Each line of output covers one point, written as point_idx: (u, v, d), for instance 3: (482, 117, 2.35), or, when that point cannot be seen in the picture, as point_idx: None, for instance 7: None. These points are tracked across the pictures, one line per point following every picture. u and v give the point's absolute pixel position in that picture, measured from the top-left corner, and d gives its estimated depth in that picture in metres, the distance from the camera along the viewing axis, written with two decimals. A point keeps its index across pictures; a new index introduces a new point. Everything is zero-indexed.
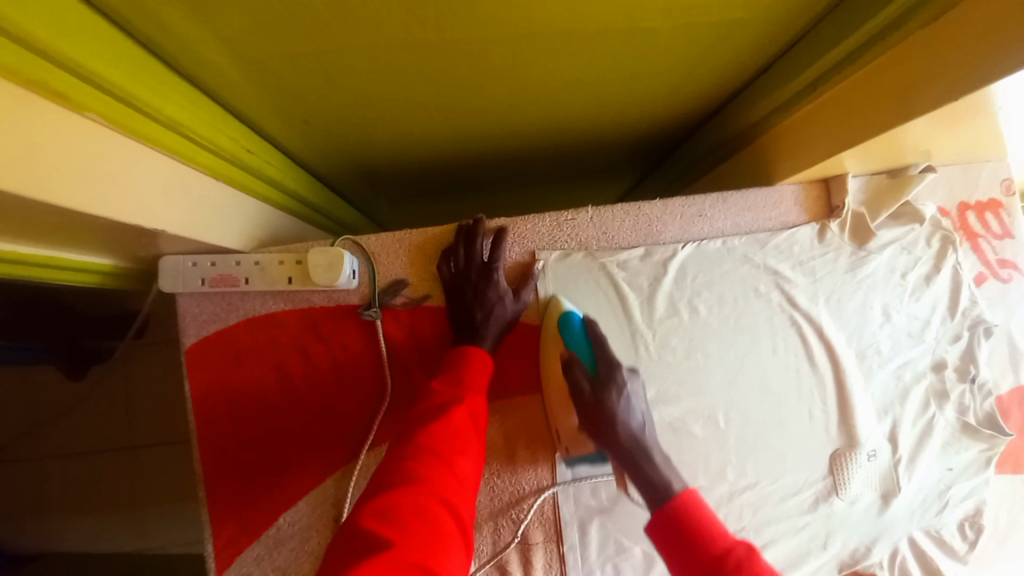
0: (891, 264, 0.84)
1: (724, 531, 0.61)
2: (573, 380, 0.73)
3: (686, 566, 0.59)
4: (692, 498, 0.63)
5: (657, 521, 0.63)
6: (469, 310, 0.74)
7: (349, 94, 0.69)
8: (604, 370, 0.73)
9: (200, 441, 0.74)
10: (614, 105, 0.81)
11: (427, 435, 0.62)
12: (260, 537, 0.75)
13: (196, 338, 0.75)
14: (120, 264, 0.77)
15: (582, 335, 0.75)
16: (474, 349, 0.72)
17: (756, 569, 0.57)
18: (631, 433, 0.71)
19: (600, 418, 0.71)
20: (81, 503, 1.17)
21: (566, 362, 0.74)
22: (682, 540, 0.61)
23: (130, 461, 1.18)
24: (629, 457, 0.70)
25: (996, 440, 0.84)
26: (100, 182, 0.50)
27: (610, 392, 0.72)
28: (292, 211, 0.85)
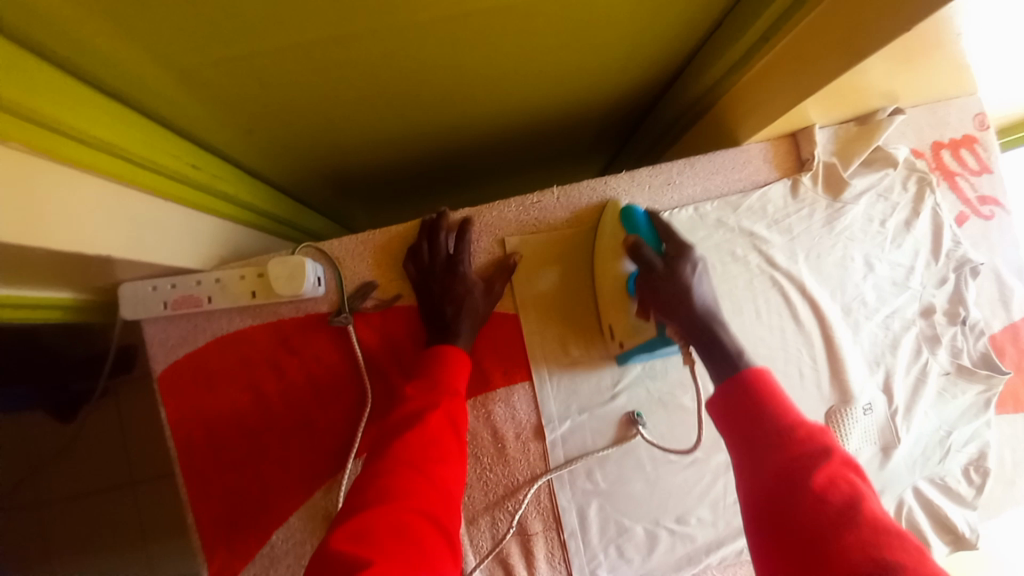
0: (868, 213, 0.82)
1: (794, 407, 0.59)
2: (641, 260, 0.69)
3: (748, 433, 0.58)
4: (762, 373, 0.61)
5: (721, 391, 0.61)
6: (440, 306, 0.72)
7: (292, 98, 0.68)
8: (672, 246, 0.70)
9: (182, 468, 0.73)
10: (567, 82, 0.79)
11: (403, 446, 0.61)
12: (254, 557, 0.74)
13: (166, 365, 0.73)
14: (80, 297, 0.75)
15: (645, 222, 0.72)
16: (448, 347, 0.70)
17: (823, 441, 0.56)
18: (705, 303, 0.67)
19: (673, 292, 0.67)
20: (85, 545, 1.16)
21: (633, 246, 0.69)
22: (749, 409, 0.59)
23: (130, 498, 1.17)
24: (701, 326, 0.66)
25: (993, 380, 0.83)
26: (43, 215, 0.48)
27: (682, 264, 0.69)
28: (253, 225, 0.83)
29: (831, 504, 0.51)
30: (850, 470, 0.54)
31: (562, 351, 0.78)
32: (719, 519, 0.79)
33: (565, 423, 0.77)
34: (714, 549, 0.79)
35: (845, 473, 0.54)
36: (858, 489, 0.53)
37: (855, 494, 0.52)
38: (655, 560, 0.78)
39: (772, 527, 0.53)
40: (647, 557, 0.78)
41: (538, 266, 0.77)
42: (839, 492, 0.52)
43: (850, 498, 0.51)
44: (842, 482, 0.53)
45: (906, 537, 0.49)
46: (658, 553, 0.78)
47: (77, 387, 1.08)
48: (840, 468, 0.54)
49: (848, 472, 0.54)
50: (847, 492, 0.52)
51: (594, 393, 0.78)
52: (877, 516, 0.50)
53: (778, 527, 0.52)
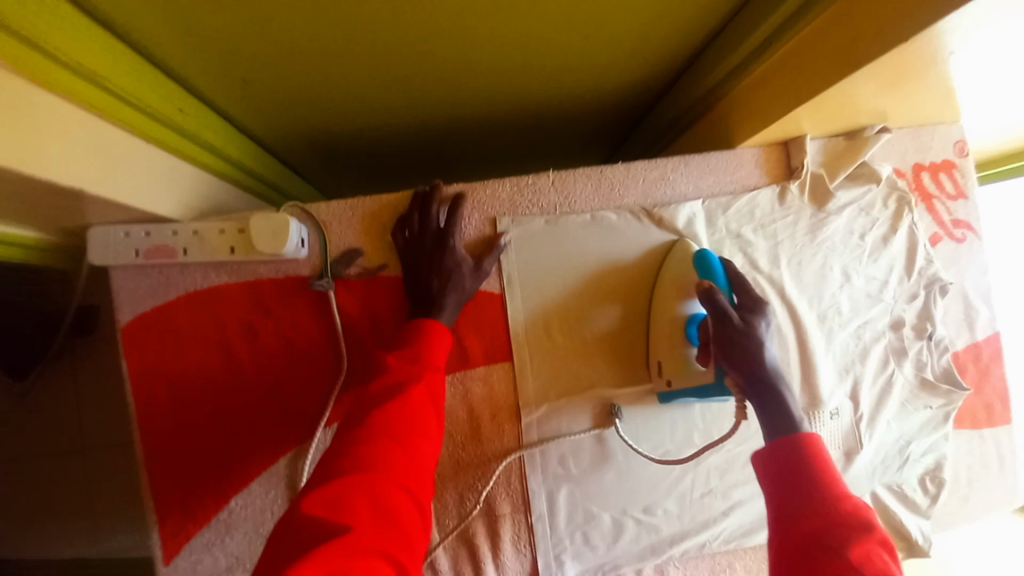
0: (850, 225, 0.84)
1: (837, 478, 0.56)
2: (714, 306, 0.65)
3: (784, 494, 0.57)
4: (813, 442, 0.59)
5: (774, 444, 0.60)
6: (425, 279, 0.71)
7: (290, 55, 0.66)
8: (747, 300, 0.68)
9: (141, 425, 0.70)
10: (571, 69, 0.79)
11: (382, 416, 0.59)
12: (209, 522, 0.71)
13: (132, 316, 0.69)
14: (47, 238, 0.71)
15: (721, 269, 0.70)
16: (431, 321, 0.69)
17: (862, 516, 0.52)
18: (772, 363, 0.66)
19: (745, 349, 0.65)
20: (27, 515, 1.10)
21: (706, 293, 0.65)
22: (788, 469, 0.58)
23: (80, 466, 1.11)
24: (762, 381, 0.65)
25: (954, 396, 0.86)
26: (31, 139, 0.47)
27: (756, 320, 0.66)
28: (235, 180, 0.81)
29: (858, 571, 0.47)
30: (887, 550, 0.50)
31: (545, 336, 0.77)
32: (685, 512, 0.80)
33: (542, 407, 0.77)
34: (678, 541, 0.79)
35: (880, 551, 0.49)
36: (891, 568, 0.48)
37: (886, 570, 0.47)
38: (620, 548, 0.78)
39: None
40: (611, 545, 0.78)
41: (528, 248, 0.78)
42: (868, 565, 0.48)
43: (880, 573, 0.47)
44: (874, 558, 0.49)
45: None
46: (623, 542, 0.78)
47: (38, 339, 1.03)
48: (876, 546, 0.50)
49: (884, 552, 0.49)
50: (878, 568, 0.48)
51: (572, 378, 0.78)
52: None
53: None
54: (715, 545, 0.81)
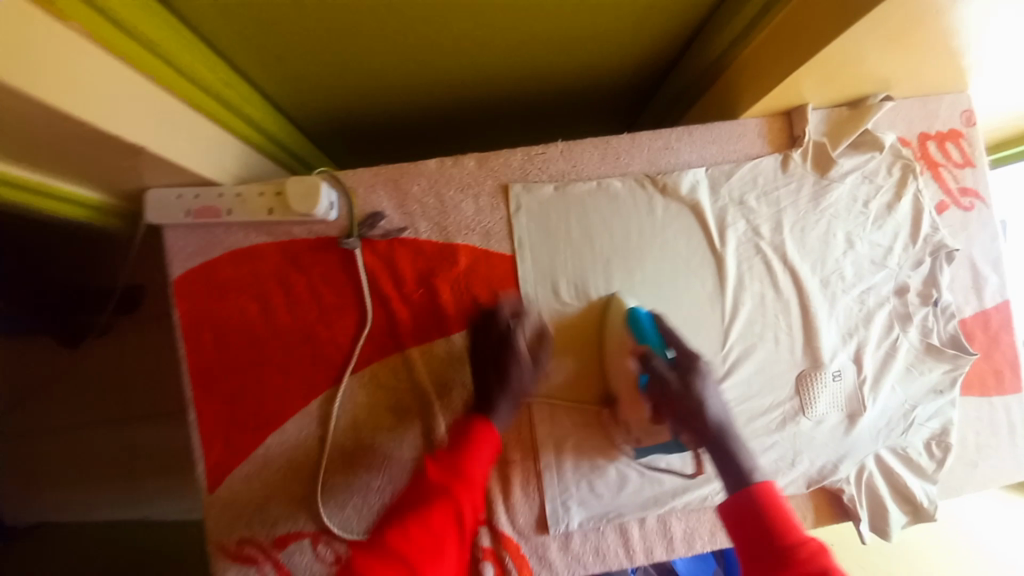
0: (853, 193, 0.86)
1: (799, 529, 0.61)
2: (653, 371, 0.73)
3: (754, 549, 0.62)
4: (770, 490, 0.66)
5: (733, 501, 0.67)
6: (483, 390, 0.75)
7: (321, 39, 0.73)
8: (682, 358, 0.74)
9: (189, 369, 0.77)
10: (579, 48, 0.84)
11: (402, 534, 0.58)
12: (248, 457, 0.78)
13: (183, 270, 0.78)
14: (109, 202, 0.80)
15: (651, 326, 0.76)
16: (483, 426, 0.70)
17: (823, 563, 0.57)
18: (716, 416, 0.73)
19: (687, 408, 0.73)
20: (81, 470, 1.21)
21: (643, 355, 0.75)
22: (756, 525, 0.63)
23: (127, 429, 1.21)
24: (711, 437, 0.73)
25: (960, 360, 0.87)
26: (105, 98, 0.55)
27: (694, 378, 0.73)
28: (270, 156, 0.89)
29: None
30: None
31: (553, 295, 0.82)
32: (688, 465, 0.83)
33: (551, 361, 0.82)
34: (680, 493, 0.83)
35: None
36: None
37: None
38: (624, 497, 0.83)
39: None
40: (616, 495, 0.82)
41: (539, 211, 0.83)
42: None
43: None
44: None
45: None
46: (627, 492, 0.83)
47: (89, 313, 1.13)
48: None
49: None
50: None
51: (579, 332, 0.82)
52: None
53: None
54: (717, 498, 0.84)
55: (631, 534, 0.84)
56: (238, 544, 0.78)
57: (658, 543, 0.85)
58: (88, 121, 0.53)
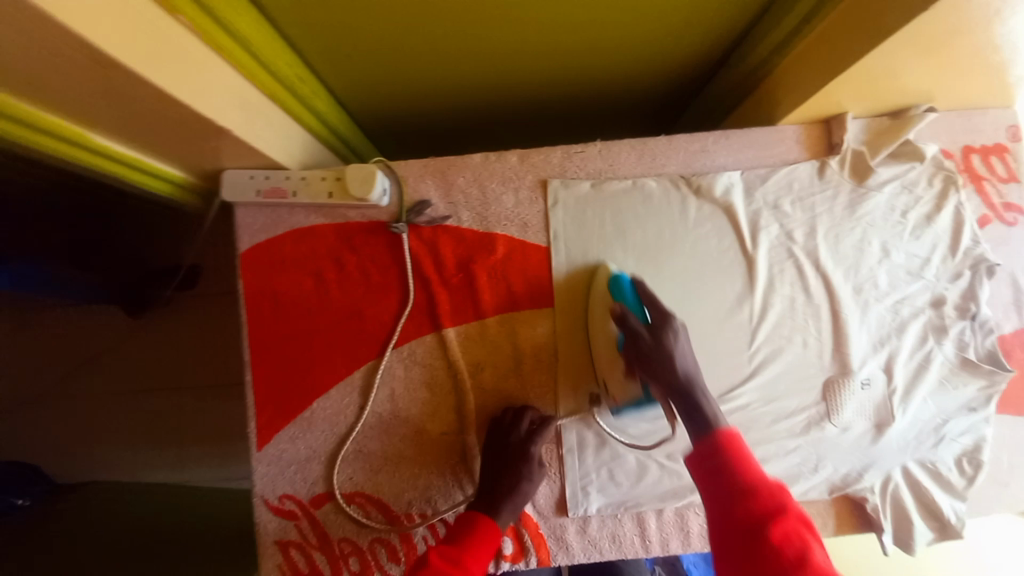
0: (891, 203, 0.87)
1: (756, 467, 0.61)
2: (628, 328, 0.75)
3: (713, 490, 0.61)
4: (733, 436, 0.65)
5: (697, 447, 0.66)
6: (491, 482, 0.77)
7: (386, 43, 0.80)
8: (656, 316, 0.75)
9: (248, 333, 0.85)
10: (624, 54, 0.88)
11: None
12: (294, 418, 0.85)
13: (249, 244, 0.86)
14: (188, 178, 0.89)
15: (631, 290, 0.79)
16: (486, 525, 0.71)
17: (782, 501, 0.57)
18: (687, 371, 0.72)
19: (658, 362, 0.72)
20: (140, 431, 1.32)
21: (621, 315, 0.76)
22: (714, 467, 0.63)
23: (184, 396, 1.33)
24: (681, 392, 0.71)
25: (997, 377, 0.85)
26: (200, 83, 0.64)
27: (666, 334, 0.73)
28: (330, 146, 0.97)
29: (783, 559, 0.53)
30: (805, 528, 0.56)
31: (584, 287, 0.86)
32: None
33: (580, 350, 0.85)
34: None
35: (800, 531, 0.55)
36: (810, 545, 0.54)
37: (805, 550, 0.53)
38: (642, 487, 0.85)
39: None
40: (634, 484, 0.85)
41: (576, 206, 0.87)
42: (791, 549, 0.54)
43: (801, 556, 0.53)
44: (795, 539, 0.54)
45: None
46: (646, 482, 0.85)
47: (155, 288, 1.22)
48: (796, 526, 0.56)
49: (803, 530, 0.55)
50: (798, 548, 0.54)
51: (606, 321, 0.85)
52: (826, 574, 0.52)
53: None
54: None
55: (648, 524, 0.87)
56: (280, 498, 0.85)
57: (674, 535, 0.87)
58: (185, 101, 0.61)
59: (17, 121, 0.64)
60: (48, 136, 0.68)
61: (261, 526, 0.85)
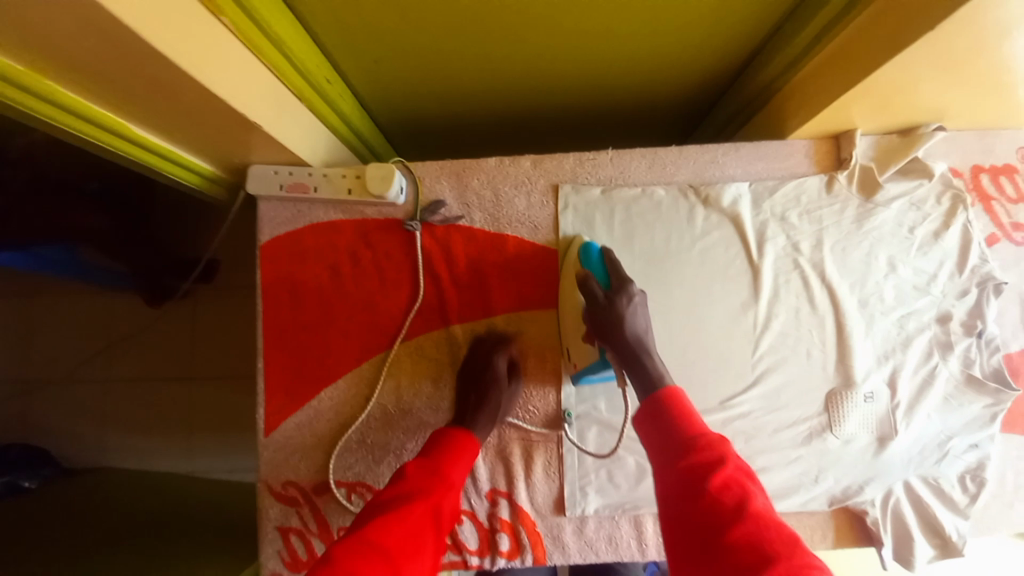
0: (899, 218, 0.88)
1: (700, 423, 0.66)
2: (587, 292, 0.81)
3: (662, 449, 0.65)
4: (679, 395, 0.69)
5: (646, 406, 0.70)
6: (465, 401, 0.81)
7: (411, 50, 0.83)
8: (615, 283, 0.80)
9: (263, 322, 0.88)
10: (639, 67, 0.90)
11: (381, 533, 0.61)
12: (303, 407, 0.88)
13: (270, 237, 0.89)
14: (215, 170, 0.93)
15: (598, 258, 0.83)
16: (464, 436, 0.76)
17: (721, 451, 0.63)
18: (636, 333, 0.77)
19: (608, 322, 0.77)
20: (155, 416, 1.36)
21: (582, 279, 0.82)
22: (663, 425, 0.67)
23: (199, 386, 1.36)
24: (629, 353, 0.76)
25: (1003, 396, 0.85)
26: (236, 80, 0.67)
27: (620, 299, 0.78)
28: (351, 145, 1.00)
29: (723, 505, 0.58)
30: (742, 475, 0.61)
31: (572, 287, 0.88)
32: None
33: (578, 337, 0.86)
34: None
35: (738, 479, 0.61)
36: (747, 490, 0.60)
37: (744, 495, 0.59)
38: (641, 491, 0.86)
39: (679, 529, 0.60)
40: (633, 487, 0.86)
41: (587, 213, 0.90)
42: (730, 495, 0.59)
43: (740, 500, 0.58)
44: (735, 485, 0.60)
45: (793, 535, 0.56)
46: (645, 486, 0.86)
47: (170, 278, 1.28)
48: (735, 474, 0.61)
49: (741, 477, 0.61)
50: (738, 494, 0.59)
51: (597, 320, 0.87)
52: (762, 514, 0.57)
53: (683, 531, 0.59)
54: None
55: (645, 528, 0.87)
56: (285, 485, 0.87)
57: None
58: (220, 94, 0.65)
59: (70, 110, 0.68)
60: (96, 125, 0.72)
61: (264, 512, 0.87)
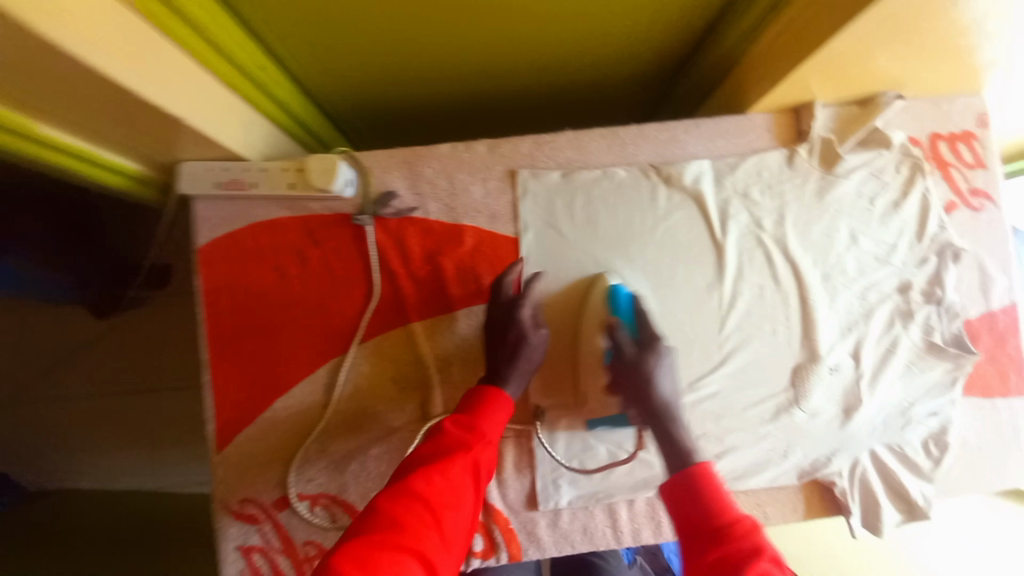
0: (859, 189, 0.87)
1: (733, 504, 0.59)
2: (614, 342, 0.74)
3: (689, 527, 0.59)
4: (708, 473, 0.62)
5: (672, 482, 0.63)
6: (497, 354, 0.76)
7: (349, 32, 0.77)
8: (645, 335, 0.75)
9: (207, 331, 0.83)
10: (595, 44, 0.86)
11: (425, 477, 0.60)
12: (257, 418, 0.83)
13: (208, 239, 0.83)
14: (141, 170, 0.85)
15: (628, 309, 0.78)
16: (498, 393, 0.71)
17: (756, 542, 0.55)
18: (664, 397, 0.71)
19: (636, 382, 0.72)
20: (107, 433, 1.29)
21: (609, 326, 0.75)
22: (691, 502, 0.61)
23: (155, 399, 1.29)
24: (655, 416, 0.71)
25: (962, 360, 0.86)
26: (154, 70, 0.61)
27: (649, 356, 0.72)
28: (293, 135, 0.94)
29: None
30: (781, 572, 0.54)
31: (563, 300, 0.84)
32: None
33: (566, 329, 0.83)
34: None
35: None
36: None
37: None
38: (614, 479, 0.84)
39: None
40: (606, 475, 0.84)
41: (548, 197, 0.86)
42: None
43: None
44: None
45: None
46: (617, 474, 0.84)
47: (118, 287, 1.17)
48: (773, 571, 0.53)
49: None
50: None
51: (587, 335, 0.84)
52: None
53: None
54: None
55: (619, 515, 0.86)
56: (243, 500, 0.83)
57: (646, 524, 0.86)
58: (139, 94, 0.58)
59: None
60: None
61: (221, 531, 0.82)
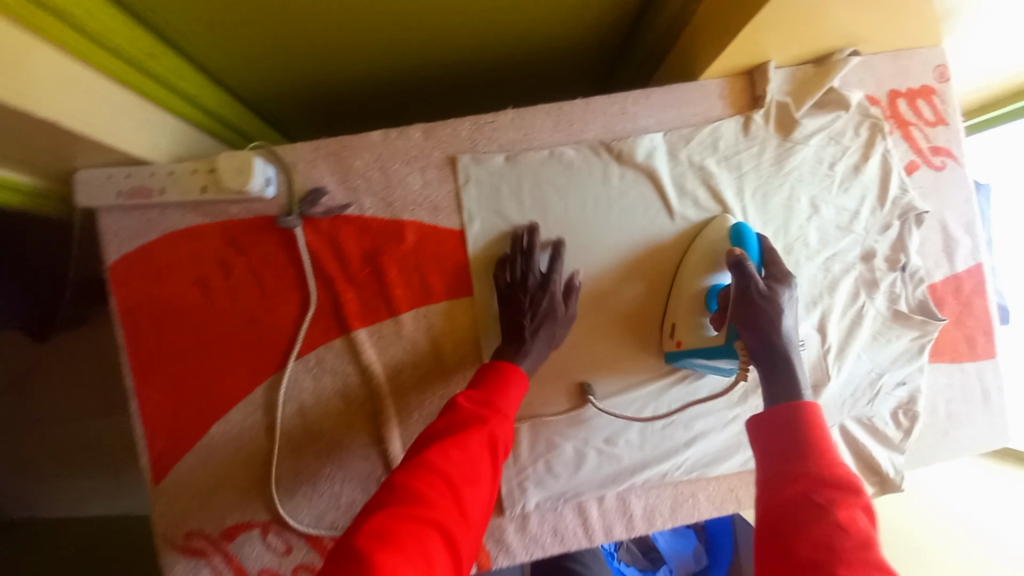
0: (819, 155, 0.82)
1: (829, 448, 0.54)
2: (742, 274, 0.64)
3: (778, 463, 0.54)
4: (812, 413, 0.57)
5: (771, 415, 0.58)
6: (519, 318, 0.72)
7: (250, 11, 0.69)
8: (777, 271, 0.65)
9: (127, 355, 0.75)
10: (532, 12, 0.79)
11: (443, 453, 0.56)
12: (194, 445, 0.77)
13: (118, 255, 0.75)
14: (38, 184, 0.77)
15: (755, 244, 0.70)
16: (511, 368, 0.67)
17: (850, 485, 0.50)
18: (788, 336, 0.63)
19: (758, 318, 0.62)
20: (49, 466, 1.20)
21: (735, 261, 0.65)
22: (779, 440, 0.56)
23: (97, 426, 1.20)
24: (767, 354, 0.62)
25: (929, 327, 0.84)
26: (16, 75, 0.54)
27: (781, 290, 0.64)
28: (211, 132, 0.85)
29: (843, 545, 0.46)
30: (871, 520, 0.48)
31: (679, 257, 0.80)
32: (647, 442, 0.82)
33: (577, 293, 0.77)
34: (639, 470, 0.81)
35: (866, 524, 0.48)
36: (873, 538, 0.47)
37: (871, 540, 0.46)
38: (581, 477, 0.81)
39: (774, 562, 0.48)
40: (573, 473, 0.81)
41: (493, 183, 0.80)
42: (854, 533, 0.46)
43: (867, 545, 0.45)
44: (859, 528, 0.47)
45: None
46: (585, 471, 0.81)
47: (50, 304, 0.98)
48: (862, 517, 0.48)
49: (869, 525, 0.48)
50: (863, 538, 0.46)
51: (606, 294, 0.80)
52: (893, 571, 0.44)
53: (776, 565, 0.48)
54: (677, 474, 0.83)
55: (590, 513, 0.83)
56: (187, 535, 0.77)
57: (617, 520, 0.83)
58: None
59: None
60: None
61: (167, 568, 0.77)
